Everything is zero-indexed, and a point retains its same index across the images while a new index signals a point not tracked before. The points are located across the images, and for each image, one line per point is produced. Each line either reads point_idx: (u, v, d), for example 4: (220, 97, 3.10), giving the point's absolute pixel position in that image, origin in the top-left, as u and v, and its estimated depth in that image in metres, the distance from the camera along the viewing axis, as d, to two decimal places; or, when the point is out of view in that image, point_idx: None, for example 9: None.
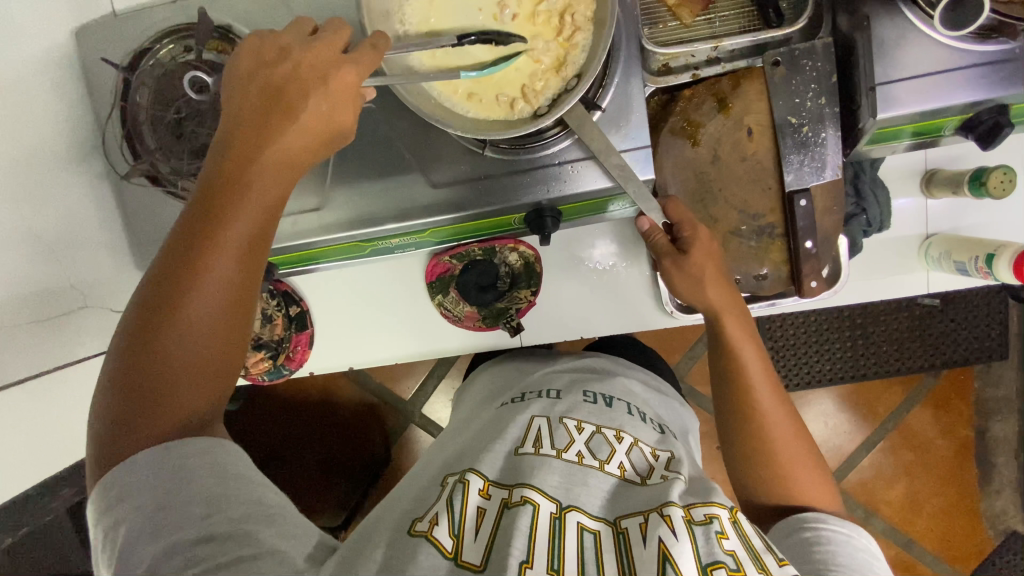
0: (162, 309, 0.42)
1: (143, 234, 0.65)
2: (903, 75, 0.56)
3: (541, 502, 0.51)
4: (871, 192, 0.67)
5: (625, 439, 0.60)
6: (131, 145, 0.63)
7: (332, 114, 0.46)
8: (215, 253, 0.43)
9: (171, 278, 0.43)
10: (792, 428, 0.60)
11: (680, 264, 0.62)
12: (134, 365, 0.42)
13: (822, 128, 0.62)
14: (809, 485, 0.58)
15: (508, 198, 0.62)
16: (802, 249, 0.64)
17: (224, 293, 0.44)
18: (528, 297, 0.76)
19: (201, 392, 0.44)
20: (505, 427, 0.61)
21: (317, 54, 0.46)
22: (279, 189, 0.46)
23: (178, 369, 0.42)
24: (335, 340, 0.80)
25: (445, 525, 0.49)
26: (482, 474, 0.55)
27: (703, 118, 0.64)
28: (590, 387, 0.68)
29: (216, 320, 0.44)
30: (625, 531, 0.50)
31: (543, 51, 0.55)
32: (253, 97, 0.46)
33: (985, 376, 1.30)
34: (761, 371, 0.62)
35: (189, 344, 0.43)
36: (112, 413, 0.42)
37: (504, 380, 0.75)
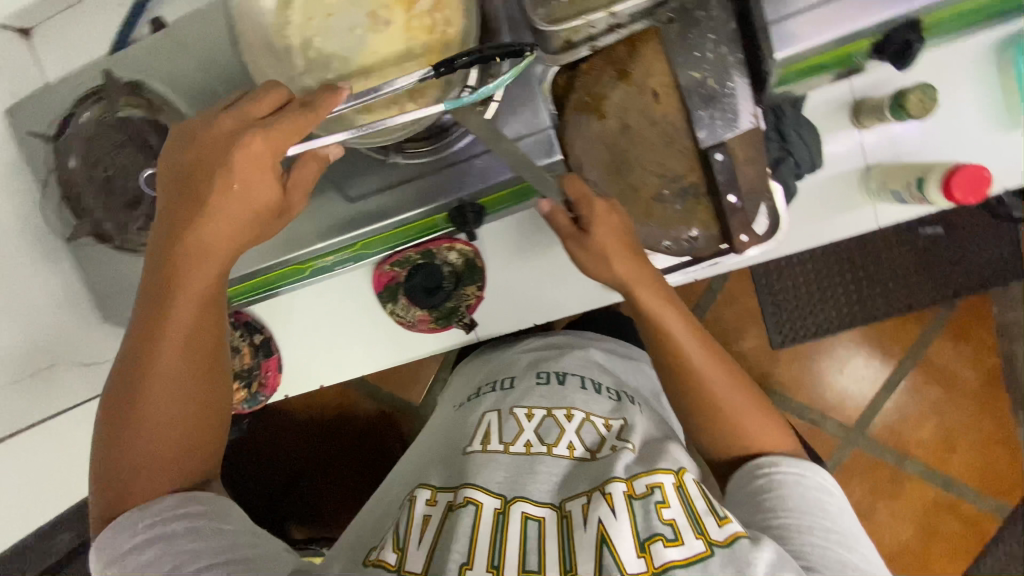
0: (137, 389, 0.53)
1: (103, 290, 0.70)
2: (794, 11, 0.54)
3: (483, 500, 0.53)
4: (795, 133, 0.64)
5: (575, 416, 0.62)
6: (72, 207, 0.67)
7: (252, 191, 0.49)
8: (164, 349, 0.52)
9: (135, 368, 0.52)
10: (732, 378, 0.61)
11: (584, 244, 0.61)
12: (115, 443, 0.53)
13: (728, 78, 0.60)
14: (758, 429, 0.59)
15: (425, 202, 0.63)
16: (726, 204, 0.62)
17: (177, 378, 0.53)
18: (475, 292, 0.76)
19: (172, 460, 0.54)
20: (461, 431, 0.64)
21: (216, 140, 0.48)
22: (213, 278, 0.52)
23: (154, 444, 0.53)
24: (301, 363, 0.82)
25: (389, 544, 0.52)
26: (430, 485, 0.58)
27: (605, 90, 0.62)
28: (543, 366, 0.70)
29: (176, 400, 0.54)
30: (569, 515, 0.52)
31: (422, 50, 0.55)
32: (175, 194, 0.50)
33: (1003, 301, 1.27)
34: (688, 331, 0.61)
35: (156, 422, 0.53)
36: (106, 474, 0.54)
37: (475, 373, 0.78)
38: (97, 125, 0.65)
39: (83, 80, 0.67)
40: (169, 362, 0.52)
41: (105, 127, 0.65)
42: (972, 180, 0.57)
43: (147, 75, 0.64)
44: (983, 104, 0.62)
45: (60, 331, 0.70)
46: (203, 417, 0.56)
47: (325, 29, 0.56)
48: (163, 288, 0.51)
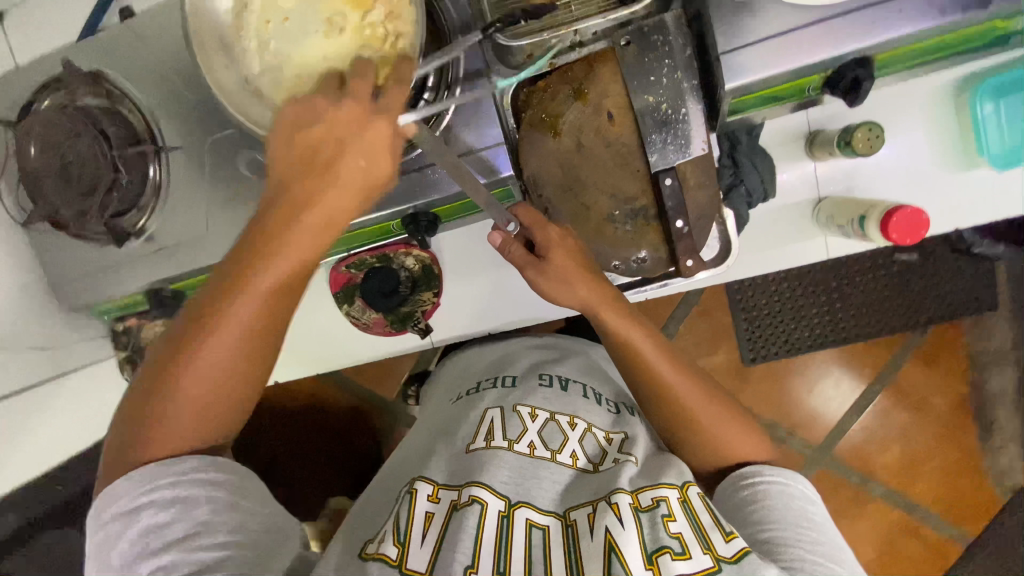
0: (182, 347, 0.48)
1: (61, 274, 0.71)
2: (747, 41, 0.55)
3: (489, 501, 0.53)
4: (749, 161, 0.64)
5: (579, 425, 0.63)
6: (27, 191, 0.67)
7: (370, 168, 0.48)
8: (234, 302, 0.47)
9: (200, 313, 0.48)
10: (703, 390, 0.61)
11: (542, 270, 0.62)
12: (168, 390, 0.48)
13: (682, 104, 0.60)
14: (736, 440, 0.61)
15: (377, 208, 0.63)
16: (674, 229, 0.63)
17: (240, 336, 0.48)
18: (431, 299, 0.76)
19: (196, 419, 0.49)
20: (461, 425, 0.65)
21: (350, 113, 0.47)
22: (315, 242, 0.48)
23: (189, 398, 0.48)
24: None
25: (390, 538, 0.51)
26: (431, 480, 0.58)
27: (561, 108, 0.62)
28: (545, 370, 0.72)
29: (229, 361, 0.48)
30: (574, 524, 0.53)
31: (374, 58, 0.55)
32: (298, 151, 0.47)
33: (975, 331, 1.29)
34: (655, 351, 0.62)
35: (201, 377, 0.48)
36: (122, 427, 0.50)
37: (470, 369, 0.79)
38: (53, 111, 0.65)
39: (45, 70, 0.67)
40: (243, 314, 0.47)
41: (59, 112, 0.65)
42: (909, 224, 0.57)
43: (111, 69, 0.66)
44: (939, 142, 0.62)
45: (7, 311, 0.69)
46: (237, 388, 0.50)
47: (281, 33, 0.57)
48: (260, 239, 0.47)
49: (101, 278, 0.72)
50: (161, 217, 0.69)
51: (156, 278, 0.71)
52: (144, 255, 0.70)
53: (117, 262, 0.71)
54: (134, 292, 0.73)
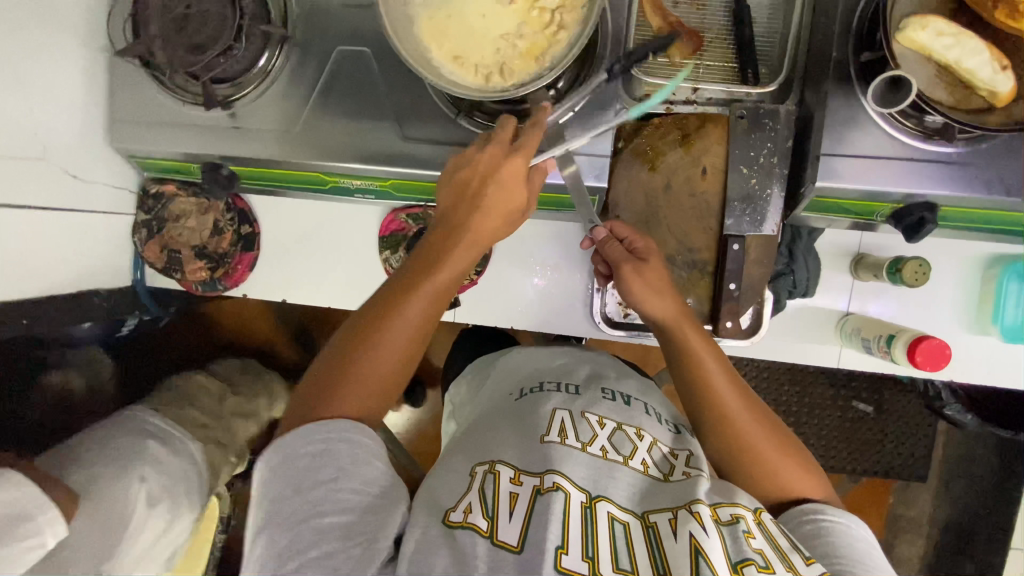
0: (353, 347, 0.54)
1: (126, 115, 0.69)
2: (846, 152, 0.61)
3: (570, 490, 0.50)
4: (803, 257, 0.70)
5: (645, 437, 0.59)
6: (133, 24, 0.66)
7: (510, 196, 0.56)
8: (412, 298, 0.55)
9: (379, 311, 0.55)
10: (764, 425, 0.59)
11: (640, 269, 0.61)
12: (346, 374, 0.53)
13: (768, 184, 0.66)
14: (795, 477, 0.58)
15: None
16: (725, 289, 0.67)
17: (413, 326, 0.55)
18: (470, 275, 0.77)
19: (367, 400, 0.54)
20: (526, 419, 0.59)
21: (492, 153, 0.55)
22: (468, 254, 0.57)
23: (365, 380, 0.53)
24: (276, 270, 0.80)
25: (478, 510, 0.49)
26: (511, 464, 0.54)
27: (664, 148, 0.68)
28: (607, 383, 0.66)
29: (400, 347, 0.55)
30: (655, 525, 0.50)
31: (530, 38, 0.59)
32: (456, 188, 0.57)
33: (902, 494, 1.42)
34: (724, 376, 0.60)
35: (379, 359, 0.54)
36: (291, 417, 0.54)
37: (524, 363, 0.71)
38: None
39: None
40: (417, 306, 0.55)
41: None
42: (932, 352, 0.63)
43: None
44: (960, 303, 0.70)
45: (61, 132, 0.66)
46: (395, 379, 0.55)
47: None
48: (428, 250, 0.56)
49: (163, 133, 0.69)
50: (254, 101, 0.68)
51: (216, 152, 0.69)
52: (220, 128, 0.68)
53: (185, 123, 0.69)
54: (180, 157, 0.71)
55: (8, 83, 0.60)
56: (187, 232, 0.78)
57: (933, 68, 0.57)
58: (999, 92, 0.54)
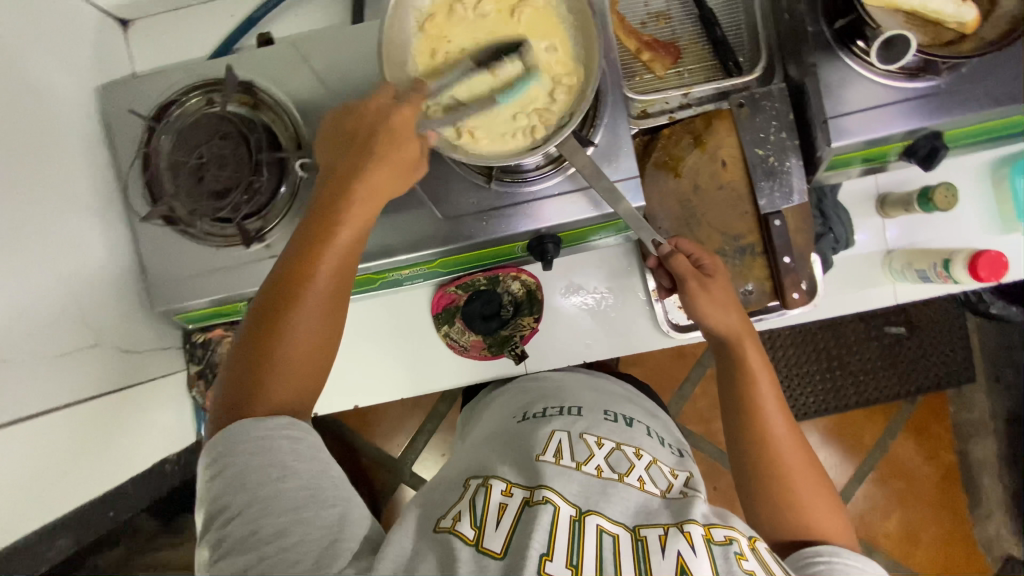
0: (273, 312, 0.53)
1: (159, 274, 0.68)
2: (848, 110, 0.66)
3: (561, 504, 0.50)
4: (835, 213, 0.74)
5: (644, 456, 0.60)
6: (150, 189, 0.67)
7: (388, 168, 0.57)
8: (315, 270, 0.54)
9: (294, 267, 0.54)
10: (806, 459, 0.61)
11: (705, 285, 0.65)
12: (263, 347, 0.52)
13: (786, 158, 0.70)
14: (823, 518, 0.59)
15: (513, 227, 0.67)
16: (781, 264, 0.70)
17: (324, 300, 0.54)
18: (531, 324, 0.78)
19: (293, 382, 0.53)
20: (526, 441, 0.61)
21: (404, 117, 0.57)
22: (366, 213, 0.57)
23: (290, 355, 0.53)
24: (340, 378, 0.79)
25: (467, 519, 0.50)
26: (504, 478, 0.55)
27: (682, 153, 0.71)
28: (611, 407, 0.69)
29: (316, 330, 0.54)
30: (644, 539, 0.49)
31: (539, 94, 0.62)
32: (347, 134, 0.58)
33: (958, 401, 1.47)
34: (774, 405, 0.64)
35: (299, 332, 0.53)
36: (236, 379, 0.52)
37: (532, 390, 0.73)
38: (200, 115, 0.67)
39: (192, 71, 0.69)
40: (321, 282, 0.53)
41: (208, 117, 0.67)
42: (992, 263, 0.67)
43: (263, 79, 0.68)
44: (983, 211, 0.75)
45: (106, 315, 0.66)
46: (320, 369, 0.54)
47: (452, 61, 0.63)
48: (324, 211, 0.56)
49: (201, 283, 0.68)
50: (282, 227, 0.67)
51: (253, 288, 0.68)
52: (255, 262, 0.68)
53: (216, 267, 0.68)
54: (211, 304, 0.70)
55: (55, 287, 0.61)
56: None
57: (902, 15, 0.63)
58: (966, 21, 0.59)
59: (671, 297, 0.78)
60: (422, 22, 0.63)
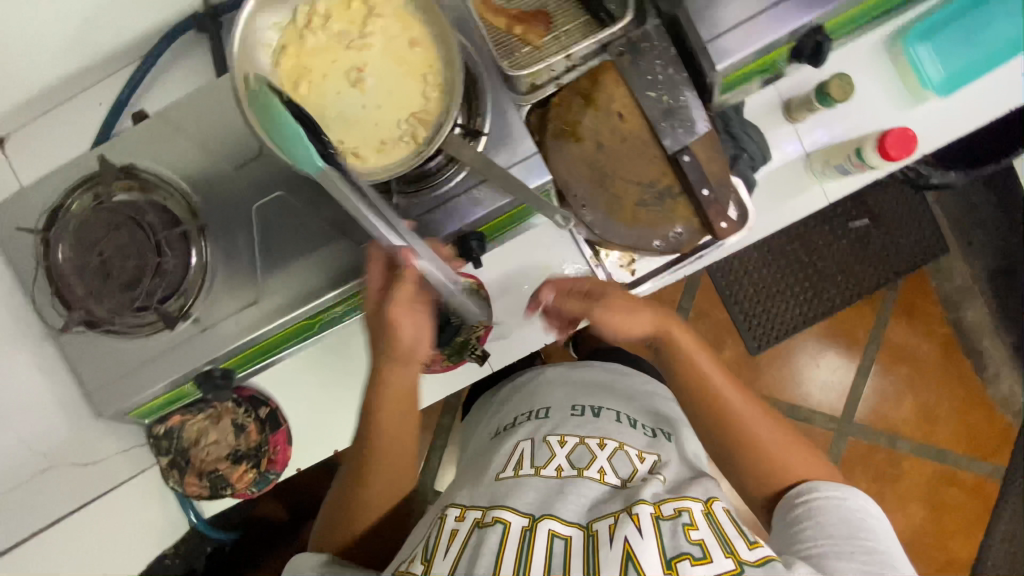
0: (360, 465, 0.66)
1: (95, 379, 0.66)
2: (725, 30, 0.64)
3: (512, 519, 0.56)
4: (743, 132, 0.73)
5: (608, 445, 0.65)
6: (62, 298, 0.65)
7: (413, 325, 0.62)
8: (383, 429, 0.65)
9: (362, 427, 0.66)
10: (764, 417, 0.65)
11: (626, 287, 0.66)
12: (354, 488, 0.66)
13: (678, 92, 0.69)
14: (797, 466, 0.62)
15: (429, 234, 0.66)
16: (702, 197, 0.69)
17: (394, 442, 0.66)
18: (483, 323, 0.77)
19: (381, 498, 0.67)
20: (495, 456, 0.67)
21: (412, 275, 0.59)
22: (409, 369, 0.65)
23: (376, 492, 0.66)
24: (314, 427, 0.79)
25: (418, 558, 0.56)
26: (459, 505, 0.61)
27: (577, 117, 0.71)
28: (579, 399, 0.73)
29: (399, 464, 0.66)
30: (595, 533, 0.54)
31: (413, 98, 0.61)
32: (375, 317, 0.62)
33: (938, 274, 1.47)
34: (720, 376, 0.66)
35: (380, 478, 0.66)
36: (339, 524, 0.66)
37: (514, 398, 0.78)
38: (88, 213, 0.65)
39: (71, 170, 0.67)
40: (399, 431, 0.65)
41: (97, 213, 0.65)
42: (900, 139, 0.67)
43: (141, 159, 0.66)
44: (889, 88, 0.74)
45: (52, 435, 0.65)
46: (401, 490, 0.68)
47: (319, 87, 0.61)
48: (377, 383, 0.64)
49: (141, 374, 0.66)
50: (206, 297, 0.66)
51: (197, 365, 0.67)
52: (189, 339, 0.66)
53: (152, 355, 0.67)
54: (166, 388, 0.69)
55: None
56: (214, 447, 0.76)
57: None
58: None
59: (609, 258, 0.78)
60: (277, 55, 0.60)
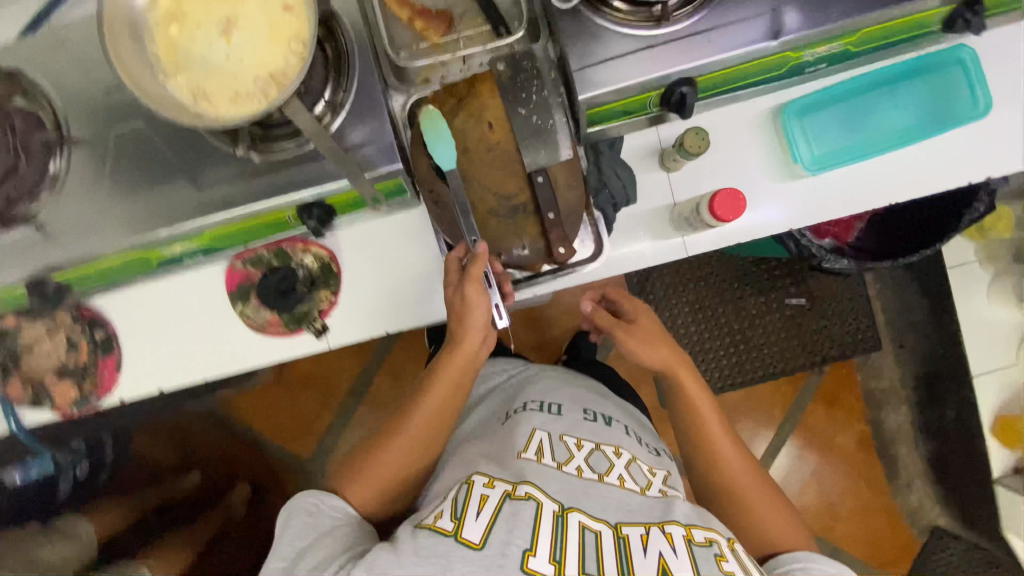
0: (383, 434, 0.73)
1: None
2: (595, 63, 0.66)
3: (543, 500, 0.62)
4: (611, 169, 0.74)
5: (622, 455, 0.72)
6: None
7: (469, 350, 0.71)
8: (409, 417, 0.72)
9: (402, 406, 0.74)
10: (756, 479, 0.73)
11: (628, 329, 0.78)
12: (360, 459, 0.73)
13: (549, 115, 0.71)
14: (776, 526, 0.70)
15: (271, 195, 0.67)
16: (546, 219, 0.71)
17: (420, 432, 0.72)
18: (329, 297, 0.78)
19: (405, 459, 0.72)
20: (512, 438, 0.73)
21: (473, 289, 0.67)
22: (452, 383, 0.72)
23: (418, 424, 0.72)
24: (141, 362, 0.79)
25: (447, 514, 0.62)
26: (486, 473, 0.67)
27: (450, 117, 0.72)
28: (591, 406, 0.80)
29: (411, 447, 0.72)
30: (624, 535, 0.60)
31: (273, 60, 0.63)
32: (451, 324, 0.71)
33: (866, 369, 1.43)
34: (717, 424, 0.75)
35: (398, 452, 0.72)
36: (348, 478, 0.72)
37: (507, 390, 0.89)
38: None
39: None
40: (411, 429, 0.72)
41: None
42: (731, 203, 0.68)
43: (31, 69, 0.68)
44: (766, 155, 0.74)
45: None
46: (400, 470, 0.72)
47: (190, 35, 0.64)
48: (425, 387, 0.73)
49: None
50: (53, 208, 0.69)
51: (37, 266, 0.70)
52: (30, 244, 0.69)
53: None
54: (5, 284, 0.71)
55: None
56: (43, 358, 0.78)
57: None
58: None
59: None
60: None
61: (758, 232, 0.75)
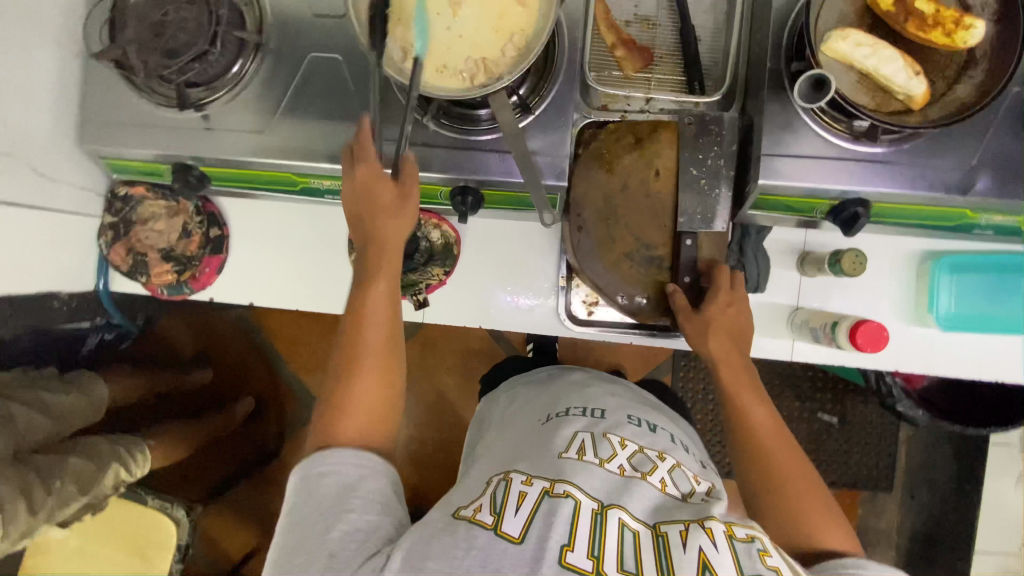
0: (343, 369, 0.60)
1: (98, 114, 0.70)
2: (787, 154, 0.66)
3: (582, 499, 0.54)
4: (753, 255, 0.75)
5: (666, 459, 0.64)
6: (111, 29, 0.67)
7: (394, 230, 0.61)
8: (364, 327, 0.61)
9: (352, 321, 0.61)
10: (804, 463, 0.63)
11: (692, 315, 0.69)
12: (330, 406, 0.59)
13: (717, 184, 0.71)
14: (833, 530, 0.58)
15: (436, 168, 0.68)
16: (681, 282, 0.72)
17: (374, 353, 0.61)
18: (440, 275, 0.78)
19: (369, 401, 0.59)
20: (551, 439, 0.65)
21: (389, 190, 0.60)
22: (392, 285, 0.62)
23: (368, 364, 0.60)
24: (245, 272, 0.80)
25: (486, 508, 0.54)
26: (523, 472, 0.59)
27: (620, 152, 0.73)
28: (634, 412, 0.73)
29: (363, 376, 0.60)
30: (665, 534, 0.52)
31: (491, 46, 0.63)
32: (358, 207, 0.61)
33: (871, 505, 1.39)
34: (763, 418, 0.66)
35: (360, 390, 0.59)
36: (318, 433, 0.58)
37: (559, 393, 0.78)
38: None
39: None
40: (368, 344, 0.60)
41: None
42: (873, 334, 0.69)
43: None
44: (900, 294, 0.75)
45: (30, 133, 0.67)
46: (376, 415, 0.60)
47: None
48: (363, 295, 0.61)
49: (137, 132, 0.70)
50: (226, 104, 0.70)
51: (185, 152, 0.70)
52: (192, 129, 0.70)
53: (156, 123, 0.70)
54: (151, 157, 0.72)
55: None
56: (154, 235, 0.79)
57: (855, 75, 0.63)
58: (915, 95, 0.60)
59: (578, 288, 0.79)
60: None
61: (867, 363, 0.75)
